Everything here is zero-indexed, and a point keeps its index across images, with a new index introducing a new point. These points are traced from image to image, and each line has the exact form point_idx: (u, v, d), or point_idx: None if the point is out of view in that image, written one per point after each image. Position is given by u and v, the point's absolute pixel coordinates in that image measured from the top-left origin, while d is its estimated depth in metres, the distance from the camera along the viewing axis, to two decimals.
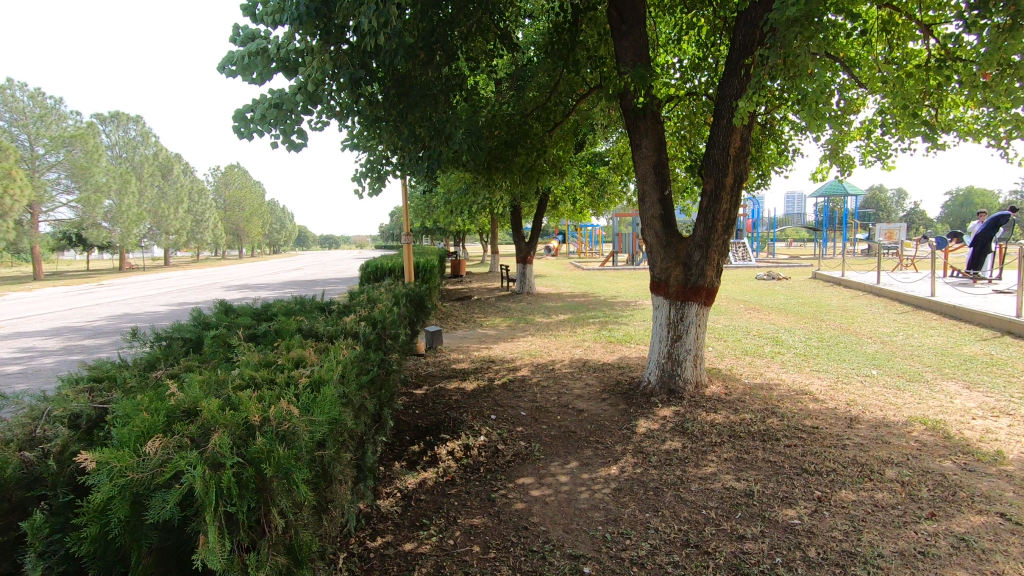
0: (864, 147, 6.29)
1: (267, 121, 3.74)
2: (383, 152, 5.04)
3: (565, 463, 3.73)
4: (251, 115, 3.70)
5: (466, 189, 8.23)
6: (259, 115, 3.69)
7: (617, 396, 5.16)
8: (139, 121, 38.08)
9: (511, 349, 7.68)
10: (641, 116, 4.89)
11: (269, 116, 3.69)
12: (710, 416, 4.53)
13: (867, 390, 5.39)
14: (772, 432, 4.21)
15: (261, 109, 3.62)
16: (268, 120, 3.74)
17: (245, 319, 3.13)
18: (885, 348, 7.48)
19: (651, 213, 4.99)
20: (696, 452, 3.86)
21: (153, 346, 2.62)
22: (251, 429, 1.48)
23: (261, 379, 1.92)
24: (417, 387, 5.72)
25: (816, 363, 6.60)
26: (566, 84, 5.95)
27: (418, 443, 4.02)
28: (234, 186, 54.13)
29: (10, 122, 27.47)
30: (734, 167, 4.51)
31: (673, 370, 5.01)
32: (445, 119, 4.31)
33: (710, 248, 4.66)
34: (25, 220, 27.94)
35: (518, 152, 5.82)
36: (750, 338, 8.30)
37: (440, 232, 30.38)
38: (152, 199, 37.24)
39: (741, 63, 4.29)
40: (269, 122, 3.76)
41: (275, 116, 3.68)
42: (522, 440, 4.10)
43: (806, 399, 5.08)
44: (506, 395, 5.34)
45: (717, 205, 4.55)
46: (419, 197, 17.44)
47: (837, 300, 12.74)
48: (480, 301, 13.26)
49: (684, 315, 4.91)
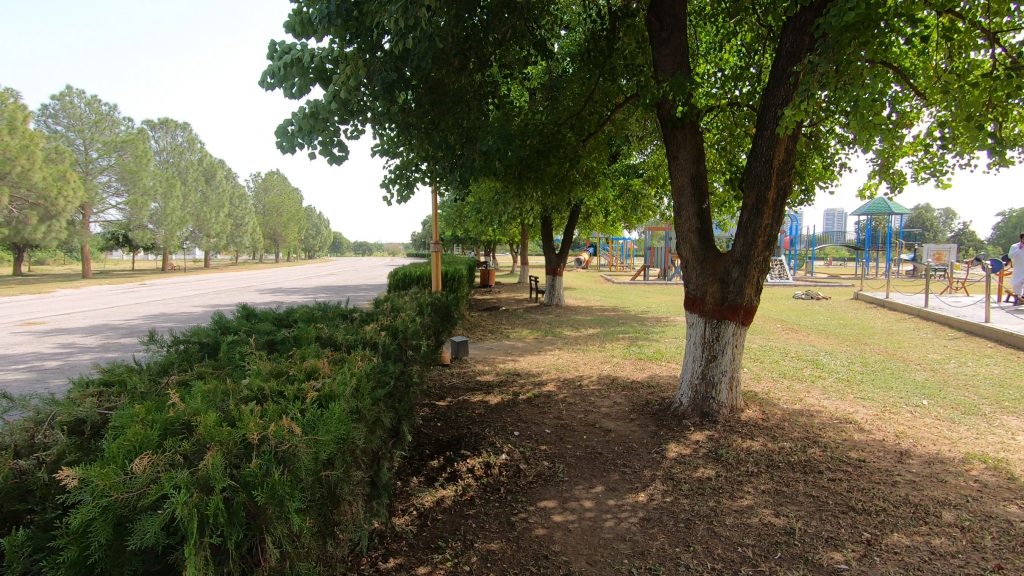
0: (917, 162, 5.96)
1: (308, 134, 3.65)
2: (413, 159, 4.98)
3: (590, 487, 3.54)
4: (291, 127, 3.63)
5: (497, 199, 8.14)
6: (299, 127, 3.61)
7: (646, 417, 4.94)
8: (186, 128, 39.56)
9: (538, 363, 7.50)
10: (679, 126, 4.71)
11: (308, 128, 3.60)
12: (747, 442, 4.26)
13: (918, 422, 5.03)
14: (815, 463, 3.93)
15: (299, 121, 3.53)
16: (308, 132, 3.66)
17: (265, 325, 3.06)
18: (936, 376, 7.03)
19: (687, 227, 4.78)
20: (731, 482, 3.62)
21: (169, 350, 2.57)
22: (249, 450, 1.37)
23: (269, 391, 1.81)
24: (440, 398, 5.60)
25: (860, 390, 6.22)
26: (602, 92, 5.85)
27: (438, 457, 3.89)
28: (273, 193, 55.62)
29: (67, 127, 28.95)
30: (778, 180, 4.27)
31: (707, 393, 4.76)
32: (475, 125, 4.20)
33: (750, 265, 4.42)
34: (77, 220, 29.15)
35: (551, 161, 5.69)
36: (789, 361, 7.93)
37: (472, 241, 30.56)
38: (195, 203, 38.53)
39: (788, 71, 4.07)
40: (310, 135, 3.68)
41: (314, 127, 3.59)
42: (546, 460, 3.92)
43: (850, 429, 4.76)
44: (531, 411, 5.18)
45: (758, 220, 4.32)
46: (450, 205, 17.50)
47: (882, 323, 12.15)
48: (509, 312, 13.15)
49: (720, 334, 4.68)
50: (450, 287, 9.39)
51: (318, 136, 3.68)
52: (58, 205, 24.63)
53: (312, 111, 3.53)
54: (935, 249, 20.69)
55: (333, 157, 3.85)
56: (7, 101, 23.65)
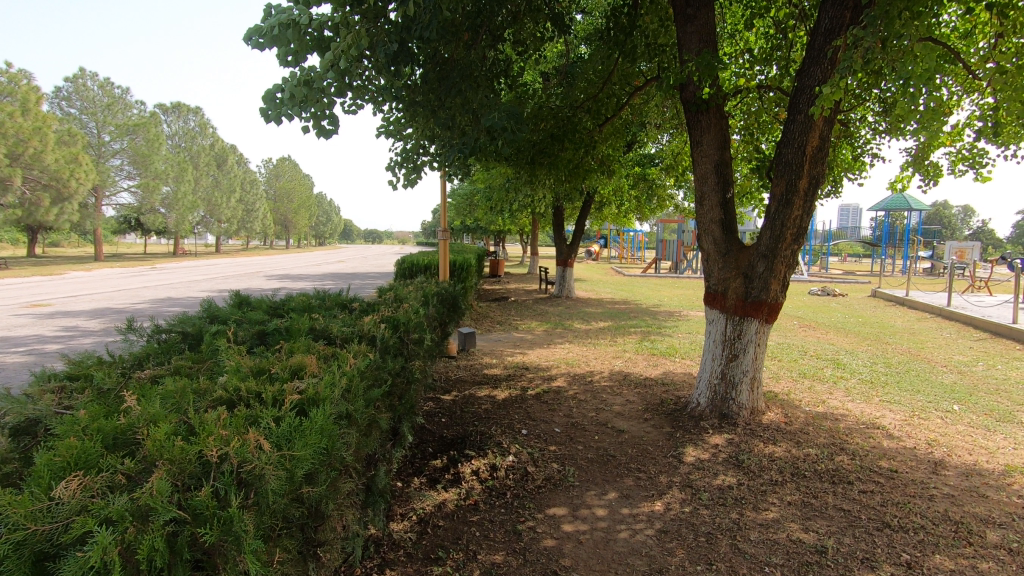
0: (955, 154, 5.61)
1: (298, 103, 3.37)
2: (419, 141, 4.70)
3: (602, 494, 3.31)
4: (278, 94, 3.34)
5: (508, 184, 7.86)
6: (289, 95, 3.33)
7: (661, 417, 4.69)
8: (198, 112, 39.55)
9: (547, 356, 7.26)
10: (703, 110, 4.41)
11: (299, 97, 3.32)
12: (769, 448, 4.01)
13: (950, 429, 4.75)
14: (844, 473, 3.66)
15: (289, 88, 3.25)
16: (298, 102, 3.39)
17: (257, 314, 2.83)
18: (965, 379, 6.71)
19: (709, 218, 4.50)
20: (754, 492, 3.37)
21: (149, 340, 2.35)
22: (206, 471, 1.15)
23: (245, 393, 1.58)
24: (446, 392, 5.39)
25: (885, 392, 5.94)
26: (621, 73, 5.40)
27: (441, 457, 3.67)
28: (284, 179, 55.62)
29: (81, 110, 28.99)
30: (810, 168, 3.96)
31: (727, 393, 4.51)
32: (483, 102, 3.91)
33: (776, 258, 4.13)
34: (90, 203, 29.23)
35: (566, 146, 5.40)
36: (808, 359, 7.63)
37: (482, 231, 30.35)
38: (206, 187, 38.57)
39: (824, 50, 3.77)
40: (300, 105, 3.40)
41: (306, 96, 3.31)
42: (555, 462, 3.69)
43: (878, 435, 4.49)
44: (540, 407, 4.95)
45: (787, 211, 4.02)
46: (460, 194, 17.27)
47: (902, 322, 11.76)
48: (518, 302, 12.93)
49: (742, 332, 4.41)
50: (458, 277, 9.16)
51: (308, 107, 3.40)
52: (69, 186, 24.67)
53: (305, 78, 3.26)
54: (956, 245, 20.21)
55: (322, 130, 3.59)
56: (20, 83, 23.61)
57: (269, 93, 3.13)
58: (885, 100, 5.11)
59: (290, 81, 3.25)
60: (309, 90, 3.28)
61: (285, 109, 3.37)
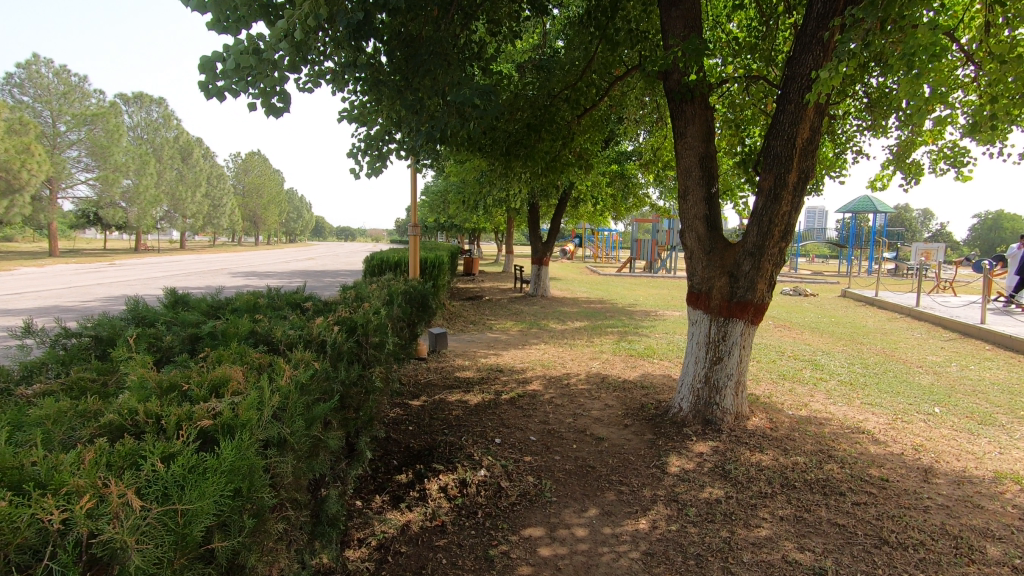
0: (936, 152, 5.55)
1: (245, 77, 2.94)
2: (385, 127, 4.34)
3: (582, 511, 3.03)
4: (221, 67, 2.88)
5: (481, 178, 7.53)
6: (234, 66, 2.86)
7: (641, 423, 4.45)
8: (161, 103, 38.14)
9: (522, 358, 6.97)
10: (687, 99, 4.18)
11: (245, 70, 2.88)
12: (756, 456, 3.80)
13: (934, 432, 4.63)
14: (834, 483, 3.47)
15: (233, 59, 2.79)
16: (244, 77, 2.95)
17: (191, 316, 2.46)
18: (941, 380, 6.66)
19: (693, 213, 4.28)
20: (743, 506, 3.15)
21: (51, 347, 1.98)
22: (47, 542, 0.89)
23: (142, 419, 1.25)
24: (414, 397, 5.06)
25: (866, 394, 5.83)
26: (602, 61, 5.25)
27: (406, 471, 3.35)
28: (252, 174, 54.11)
29: (35, 98, 27.59)
30: (799, 162, 3.76)
31: (711, 398, 4.29)
32: (453, 80, 3.58)
33: (764, 256, 3.92)
34: (45, 195, 27.80)
35: (543, 137, 5.13)
36: (786, 360, 7.52)
37: (456, 229, 29.95)
38: (170, 180, 37.20)
39: (818, 37, 3.57)
40: (247, 79, 2.97)
41: (255, 68, 2.87)
42: (531, 475, 3.40)
43: (864, 440, 4.33)
44: (515, 413, 4.66)
45: (775, 207, 3.82)
46: (434, 191, 16.89)
47: (874, 322, 11.85)
48: (492, 302, 12.61)
49: (727, 334, 4.20)
50: (429, 274, 8.80)
51: (256, 82, 2.98)
52: (20, 178, 23.39)
53: (252, 47, 2.83)
54: (922, 247, 20.72)
55: (269, 107, 3.23)
56: None
57: (209, 64, 2.75)
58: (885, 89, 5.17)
59: (234, 50, 2.80)
60: (258, 63, 2.84)
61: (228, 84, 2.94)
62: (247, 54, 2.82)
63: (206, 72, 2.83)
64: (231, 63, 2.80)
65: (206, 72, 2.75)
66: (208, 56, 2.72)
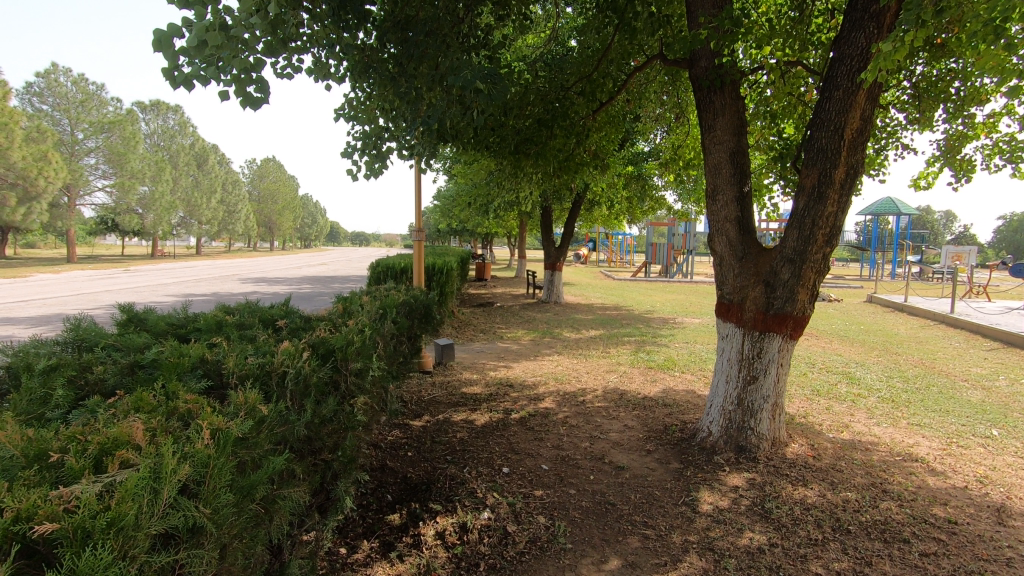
0: (989, 146, 5.05)
1: (213, 61, 2.52)
2: (383, 123, 3.96)
3: (601, 562, 2.59)
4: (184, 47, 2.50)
5: (491, 180, 7.13)
6: (198, 45, 2.42)
7: (666, 449, 4.00)
8: (177, 110, 38.45)
9: (534, 371, 6.54)
10: (717, 88, 3.74)
11: (212, 50, 2.44)
12: (800, 491, 3.33)
13: (998, 461, 4.11)
14: (896, 527, 2.98)
15: (195, 35, 2.34)
16: (213, 60, 2.50)
17: (138, 340, 2.07)
18: (991, 397, 6.11)
19: (723, 216, 3.83)
20: (791, 556, 2.69)
21: None
22: None
23: None
24: (416, 416, 4.65)
25: (913, 414, 5.30)
26: (619, 50, 4.81)
27: (399, 511, 2.93)
28: (267, 180, 54.36)
29: (54, 107, 27.86)
30: (848, 155, 3.28)
31: (744, 422, 3.83)
32: (453, 64, 3.17)
33: (805, 263, 3.44)
34: (63, 202, 27.96)
35: (555, 133, 4.71)
36: (818, 374, 6.98)
37: (468, 233, 29.65)
38: (185, 187, 37.37)
39: (872, 11, 3.12)
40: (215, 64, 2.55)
41: (223, 49, 2.46)
42: (542, 515, 2.97)
43: (920, 471, 3.83)
44: (526, 436, 4.23)
45: (818, 207, 3.35)
46: (446, 196, 16.58)
47: (906, 329, 11.22)
48: (504, 309, 12.18)
49: (763, 351, 3.73)
50: (437, 281, 8.41)
51: (227, 66, 2.55)
52: (37, 185, 23.53)
53: (220, 23, 2.42)
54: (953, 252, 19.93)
55: (247, 97, 2.83)
56: None
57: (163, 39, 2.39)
58: (934, 75, 4.71)
59: (197, 24, 2.35)
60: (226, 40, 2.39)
61: (195, 69, 2.52)
62: (212, 29, 2.37)
63: (166, 52, 2.46)
64: (193, 41, 2.35)
65: (159, 48, 2.42)
66: (162, 30, 2.39)
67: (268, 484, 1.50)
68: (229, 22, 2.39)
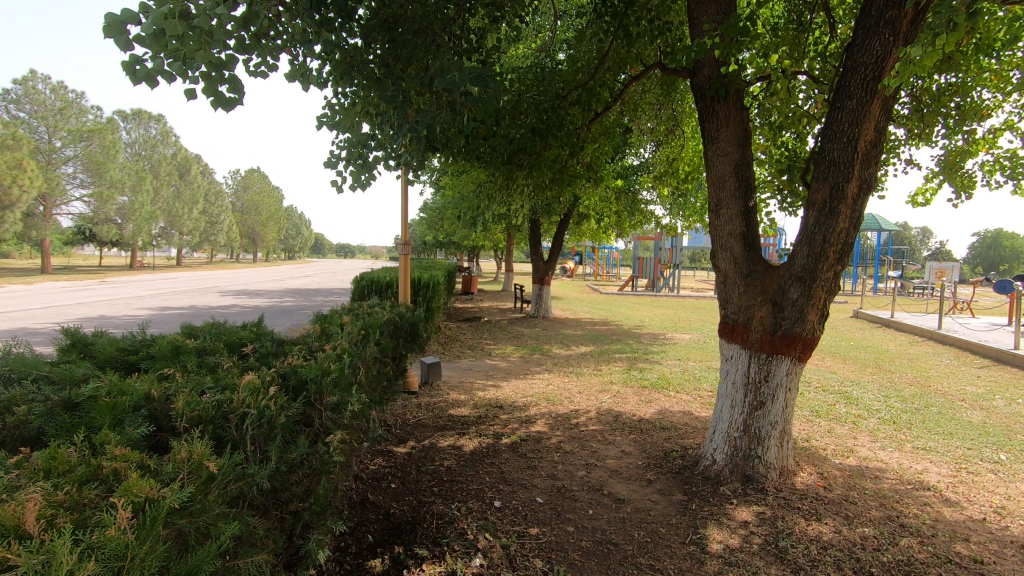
0: (989, 162, 4.96)
1: (175, 54, 2.27)
2: (368, 130, 3.73)
3: None
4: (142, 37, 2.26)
5: (480, 191, 6.90)
6: (156, 33, 2.18)
7: (668, 478, 3.76)
8: (159, 120, 37.87)
9: (524, 390, 6.27)
10: (721, 97, 3.56)
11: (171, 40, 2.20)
12: (814, 527, 3.10)
13: (1011, 489, 3.93)
14: (920, 568, 2.76)
15: (151, 22, 2.10)
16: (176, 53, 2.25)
17: (77, 372, 1.78)
18: (992, 417, 5.97)
19: (727, 231, 3.63)
20: None
21: None
22: None
23: None
24: (400, 442, 4.34)
25: (916, 437, 5.12)
26: (616, 58, 4.65)
27: (380, 556, 2.63)
28: (251, 191, 53.66)
29: (31, 115, 27.18)
30: (861, 168, 3.11)
31: (751, 450, 3.61)
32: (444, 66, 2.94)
33: (816, 282, 3.24)
34: (38, 211, 27.18)
35: (551, 144, 4.51)
36: (816, 393, 6.80)
37: (455, 246, 29.39)
38: (166, 197, 36.66)
39: (888, 18, 2.96)
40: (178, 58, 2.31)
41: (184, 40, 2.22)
42: (539, 559, 2.70)
43: (934, 501, 3.62)
44: (518, 464, 3.96)
45: (830, 222, 3.16)
46: (433, 209, 16.34)
47: (895, 346, 11.16)
48: (492, 324, 11.90)
49: (770, 374, 3.52)
50: (423, 295, 8.11)
51: (190, 59, 2.30)
52: (12, 194, 22.81)
53: (181, 10, 2.18)
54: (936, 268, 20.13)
55: (218, 98, 2.59)
56: None
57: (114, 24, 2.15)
58: (935, 89, 4.60)
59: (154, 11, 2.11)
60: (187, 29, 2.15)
61: (155, 61, 2.28)
62: (171, 17, 2.13)
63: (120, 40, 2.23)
64: (150, 29, 2.11)
65: (108, 33, 2.17)
66: (115, 14, 2.16)
67: (218, 555, 1.26)
68: (192, 9, 2.16)
